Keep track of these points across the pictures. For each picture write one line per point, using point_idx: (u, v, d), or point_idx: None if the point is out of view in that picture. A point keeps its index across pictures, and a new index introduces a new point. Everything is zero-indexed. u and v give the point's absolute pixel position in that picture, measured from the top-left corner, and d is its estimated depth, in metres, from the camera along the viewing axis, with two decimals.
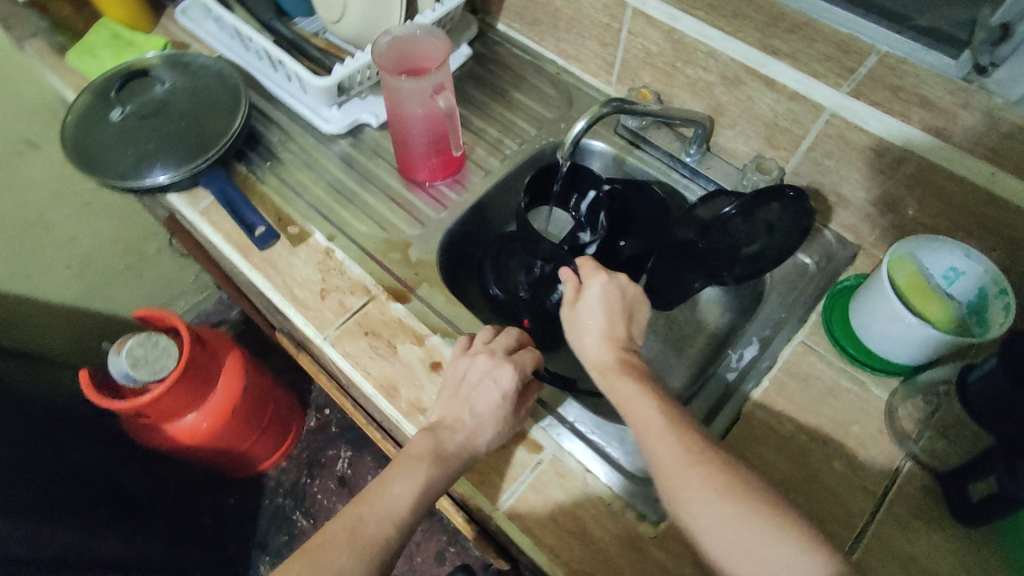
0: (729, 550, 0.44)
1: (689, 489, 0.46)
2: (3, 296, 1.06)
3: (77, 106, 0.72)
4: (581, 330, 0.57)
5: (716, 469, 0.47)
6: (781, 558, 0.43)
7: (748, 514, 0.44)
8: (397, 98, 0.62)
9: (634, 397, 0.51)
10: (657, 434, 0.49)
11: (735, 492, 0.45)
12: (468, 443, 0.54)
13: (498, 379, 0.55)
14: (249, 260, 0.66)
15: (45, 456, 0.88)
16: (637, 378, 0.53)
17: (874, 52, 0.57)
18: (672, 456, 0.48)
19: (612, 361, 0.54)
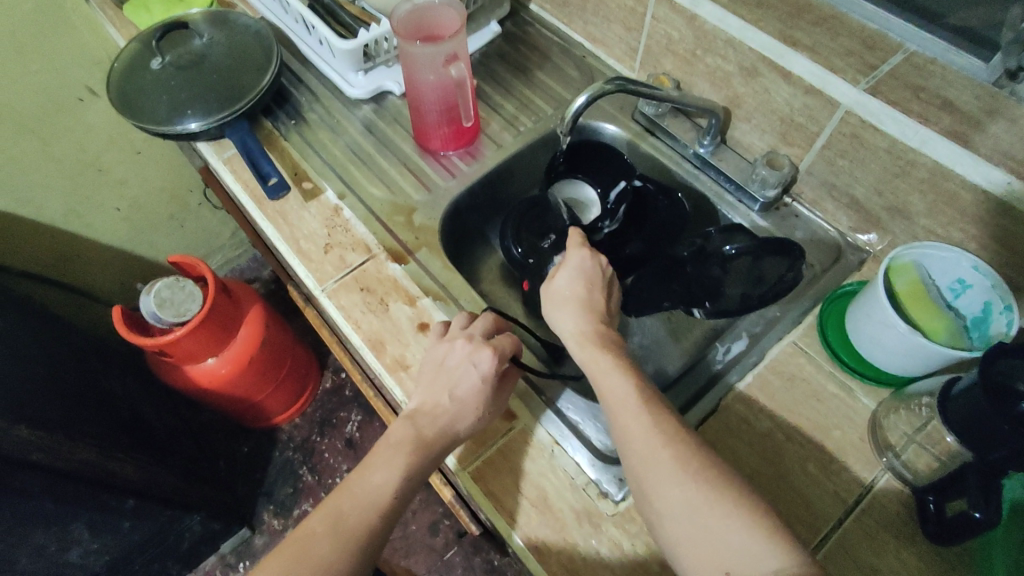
0: (688, 535, 0.42)
1: (656, 467, 0.45)
2: (55, 231, 1.14)
3: (124, 54, 0.77)
4: (559, 303, 0.57)
5: (685, 449, 0.45)
6: (742, 548, 0.40)
7: (714, 495, 0.42)
8: (411, 64, 0.65)
9: (609, 372, 0.51)
10: (629, 409, 0.48)
11: (703, 473, 0.43)
12: (449, 429, 0.52)
13: (478, 362, 0.54)
14: (262, 210, 0.69)
15: (77, 380, 0.96)
16: (616, 354, 0.52)
17: (902, 50, 0.56)
18: (641, 432, 0.46)
19: (590, 335, 0.54)
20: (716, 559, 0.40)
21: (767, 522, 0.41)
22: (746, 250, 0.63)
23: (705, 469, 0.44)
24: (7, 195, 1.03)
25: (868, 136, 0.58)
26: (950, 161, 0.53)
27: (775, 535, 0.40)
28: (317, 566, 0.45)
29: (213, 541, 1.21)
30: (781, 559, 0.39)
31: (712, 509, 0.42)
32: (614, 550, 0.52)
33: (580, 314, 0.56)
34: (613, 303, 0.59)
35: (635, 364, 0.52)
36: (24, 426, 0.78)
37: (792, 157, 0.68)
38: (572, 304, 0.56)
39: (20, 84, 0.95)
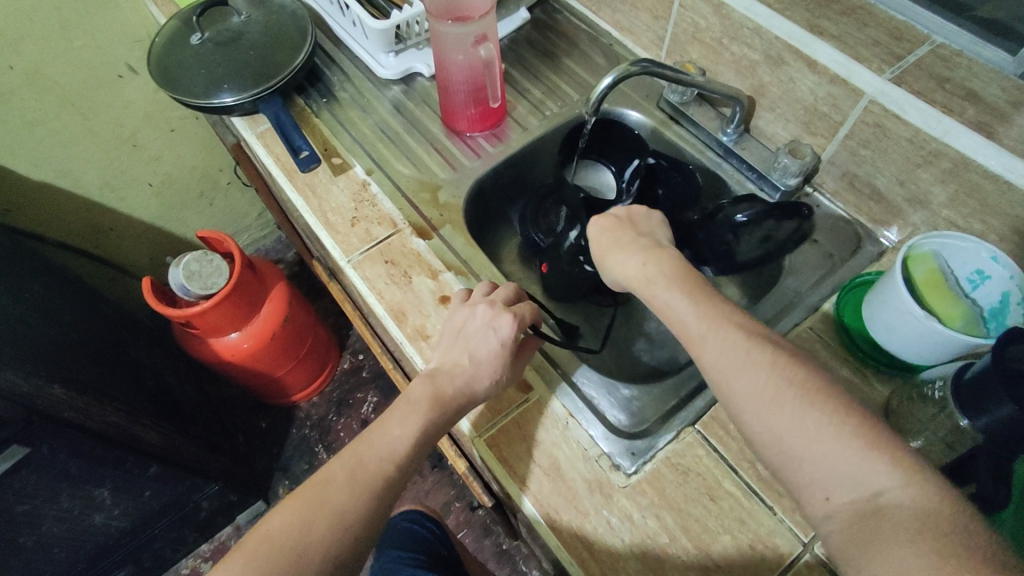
0: (786, 458, 0.40)
1: (736, 390, 0.42)
2: (90, 205, 1.18)
3: (165, 30, 0.79)
4: (604, 261, 0.57)
5: (766, 365, 0.41)
6: (840, 464, 0.37)
7: (804, 411, 0.39)
8: (441, 44, 0.67)
9: (665, 295, 0.49)
10: (699, 334, 0.46)
11: (788, 389, 0.40)
12: (467, 388, 0.54)
13: (497, 328, 0.55)
14: (292, 182, 0.71)
15: (107, 347, 0.99)
16: (674, 281, 0.50)
17: (928, 42, 0.57)
18: (718, 355, 0.43)
19: (646, 271, 0.52)
20: (812, 483, 0.38)
21: (862, 430, 0.38)
22: (757, 217, 0.63)
23: (791, 384, 0.40)
24: (47, 166, 1.07)
25: (891, 126, 0.59)
26: (973, 152, 0.54)
27: (874, 446, 0.37)
28: (336, 508, 0.47)
29: (229, 512, 1.25)
30: (883, 474, 0.36)
31: (801, 424, 0.39)
32: (623, 521, 0.53)
33: (631, 253, 0.54)
34: (661, 235, 0.57)
35: (702, 285, 0.49)
36: (57, 386, 0.81)
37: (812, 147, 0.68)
38: (612, 249, 0.56)
39: (64, 60, 0.98)
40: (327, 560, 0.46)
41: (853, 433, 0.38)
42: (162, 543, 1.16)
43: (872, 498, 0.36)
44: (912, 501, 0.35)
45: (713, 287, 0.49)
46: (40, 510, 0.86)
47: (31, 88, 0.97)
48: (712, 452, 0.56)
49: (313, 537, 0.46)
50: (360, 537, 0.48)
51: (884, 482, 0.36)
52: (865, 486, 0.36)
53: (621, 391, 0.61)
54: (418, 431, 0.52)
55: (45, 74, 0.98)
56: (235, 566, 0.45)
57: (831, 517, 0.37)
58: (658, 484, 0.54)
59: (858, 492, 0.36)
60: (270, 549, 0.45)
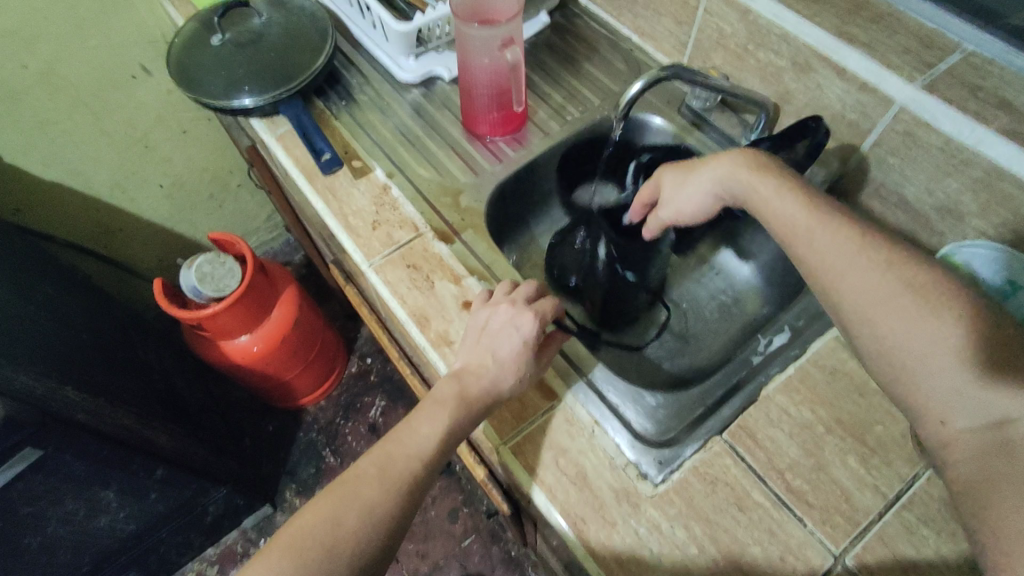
0: (905, 372, 0.42)
1: (850, 292, 0.45)
2: (99, 204, 1.17)
3: (184, 31, 0.79)
4: (684, 181, 0.60)
5: (884, 268, 0.44)
6: (959, 380, 0.39)
7: (923, 316, 0.41)
8: (467, 46, 0.67)
9: (771, 197, 0.52)
10: (810, 238, 0.48)
11: (907, 295, 0.43)
12: (493, 388, 0.53)
13: (519, 325, 0.55)
14: (313, 184, 0.71)
15: (117, 349, 0.98)
16: (779, 177, 0.53)
17: (959, 50, 0.56)
18: (831, 256, 0.47)
19: (746, 170, 0.54)
20: (932, 406, 0.40)
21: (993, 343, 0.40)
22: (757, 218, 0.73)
23: (911, 290, 0.43)
24: (58, 165, 1.06)
25: (922, 134, 0.58)
26: (1006, 161, 0.53)
27: (997, 369, 0.39)
28: (368, 503, 0.47)
29: (235, 516, 1.24)
30: (1010, 398, 0.37)
31: (916, 331, 0.41)
32: (651, 530, 0.52)
33: (712, 163, 0.57)
34: None
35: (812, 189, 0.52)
36: (71, 388, 0.81)
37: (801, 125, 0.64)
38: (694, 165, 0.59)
39: (78, 58, 0.98)
40: (362, 555, 0.46)
41: (978, 348, 0.39)
42: (167, 547, 1.15)
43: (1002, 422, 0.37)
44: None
45: (822, 192, 0.52)
46: (44, 513, 0.85)
47: (45, 87, 0.97)
48: (740, 462, 0.55)
49: (345, 528, 0.46)
50: (389, 534, 0.47)
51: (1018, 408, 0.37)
52: (993, 411, 0.38)
53: (647, 399, 0.60)
54: (452, 423, 0.51)
55: (60, 73, 0.97)
56: (269, 561, 0.44)
57: (951, 440, 0.39)
58: (687, 492, 0.54)
59: (985, 418, 0.38)
60: (303, 544, 0.45)
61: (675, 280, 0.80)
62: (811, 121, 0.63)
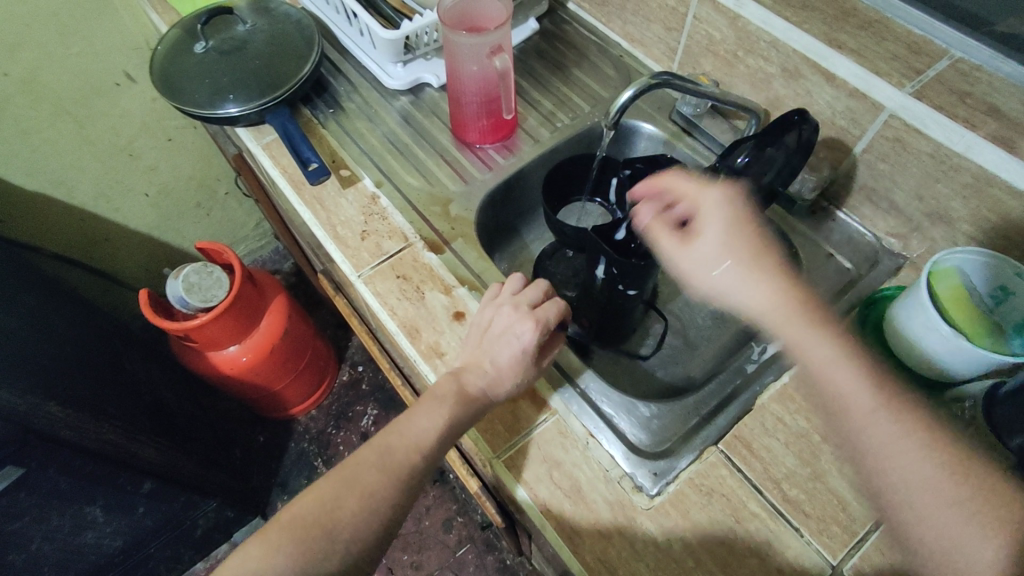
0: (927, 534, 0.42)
1: (889, 468, 0.44)
2: (83, 214, 1.15)
3: (167, 38, 0.78)
4: (721, 274, 0.56)
5: (926, 446, 0.44)
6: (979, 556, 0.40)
7: (947, 496, 0.42)
8: (455, 54, 0.66)
9: (818, 348, 0.49)
10: (857, 409, 0.46)
11: (941, 472, 0.43)
12: (487, 392, 0.53)
13: (519, 332, 0.54)
14: (300, 194, 0.69)
15: (103, 361, 0.96)
16: (825, 331, 0.50)
17: (948, 56, 0.53)
18: (878, 426, 0.45)
19: (788, 309, 0.52)
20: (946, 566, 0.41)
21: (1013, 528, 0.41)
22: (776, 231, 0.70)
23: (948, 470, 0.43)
24: (41, 175, 1.05)
25: (912, 140, 0.58)
26: (994, 166, 0.53)
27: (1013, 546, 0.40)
28: None
29: (226, 529, 1.22)
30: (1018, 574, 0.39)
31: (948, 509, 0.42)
32: (648, 544, 0.51)
33: (766, 281, 0.54)
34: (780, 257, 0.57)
35: (857, 350, 0.49)
36: (55, 404, 0.80)
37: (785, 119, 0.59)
38: (755, 271, 0.55)
39: (59, 66, 0.96)
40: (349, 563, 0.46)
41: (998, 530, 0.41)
42: (156, 562, 1.13)
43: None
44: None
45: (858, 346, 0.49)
46: (28, 532, 0.83)
47: (27, 96, 0.95)
48: (736, 473, 0.54)
49: None
50: None
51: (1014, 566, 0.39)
52: None
53: (641, 410, 0.60)
54: (445, 437, 0.50)
55: (40, 81, 0.95)
56: (268, 542, 0.47)
57: None
58: (682, 505, 0.53)
59: None
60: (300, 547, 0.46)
61: (668, 285, 0.79)
62: (793, 113, 0.59)
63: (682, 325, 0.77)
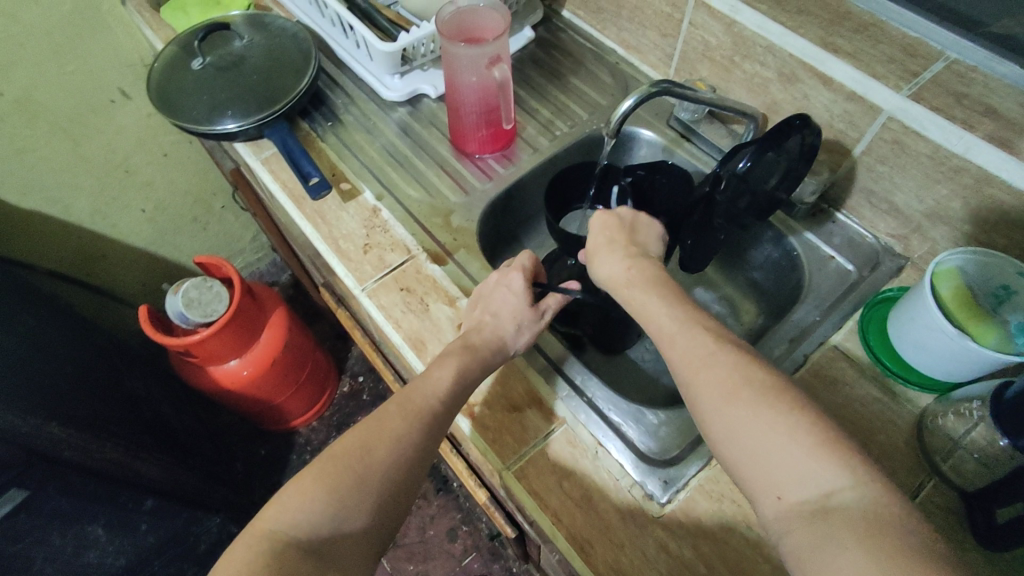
0: (743, 457, 0.40)
1: (700, 392, 0.43)
2: (80, 231, 1.15)
3: (163, 55, 0.78)
4: (590, 259, 0.57)
5: (734, 366, 0.43)
6: (792, 463, 0.38)
7: (755, 410, 0.40)
8: (454, 66, 0.66)
9: (646, 299, 0.50)
10: (670, 339, 0.47)
11: (749, 385, 0.41)
12: (495, 336, 0.56)
13: (508, 283, 0.59)
14: (301, 209, 0.69)
15: (103, 379, 0.96)
16: (655, 289, 0.51)
17: (942, 58, 0.53)
18: (687, 357, 0.45)
19: (630, 276, 0.53)
20: (768, 483, 0.38)
21: (825, 436, 0.38)
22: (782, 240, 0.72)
23: (757, 385, 0.41)
24: (36, 194, 1.04)
25: (910, 142, 0.59)
26: (994, 167, 0.53)
27: (824, 450, 0.37)
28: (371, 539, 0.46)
29: None
30: (829, 475, 0.36)
31: (757, 420, 0.40)
32: (660, 552, 0.51)
33: (616, 258, 0.55)
34: (653, 248, 0.57)
35: (689, 303, 0.49)
36: (56, 424, 0.79)
37: (779, 127, 0.59)
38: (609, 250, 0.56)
39: (53, 84, 0.95)
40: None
41: (809, 435, 0.38)
42: None
43: (820, 501, 0.36)
44: (861, 504, 0.35)
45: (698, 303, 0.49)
46: None
47: (21, 115, 0.95)
48: None
49: None
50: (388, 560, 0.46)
51: (834, 482, 0.36)
52: (817, 484, 0.37)
53: (649, 417, 0.59)
54: None
55: (35, 99, 0.95)
56: (304, 487, 0.44)
57: (783, 516, 0.37)
58: (692, 512, 0.53)
59: (811, 492, 0.37)
60: None
61: None
62: (794, 120, 0.58)
63: None
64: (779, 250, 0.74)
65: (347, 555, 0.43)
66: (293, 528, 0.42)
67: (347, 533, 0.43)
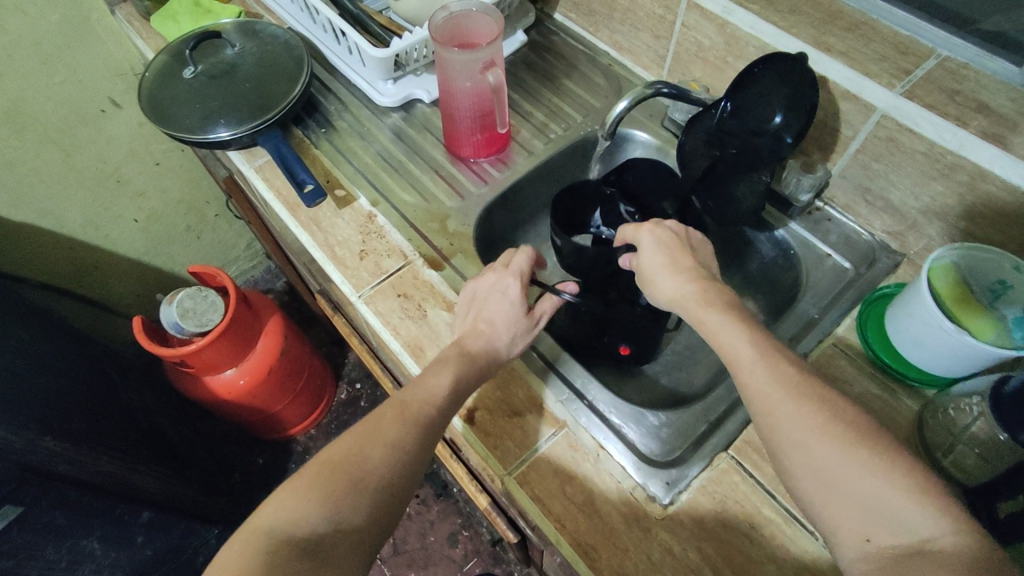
0: (828, 495, 0.38)
1: (781, 423, 0.41)
2: (73, 242, 1.14)
3: (155, 65, 0.77)
4: (648, 279, 0.54)
5: (818, 401, 0.41)
6: (883, 504, 0.36)
7: (842, 448, 0.38)
8: (448, 71, 0.66)
9: (716, 322, 0.47)
10: (744, 366, 0.44)
11: (837, 422, 0.39)
12: (490, 346, 0.56)
13: (505, 289, 0.58)
14: (297, 217, 0.69)
15: (98, 391, 0.95)
16: (726, 311, 0.48)
17: (935, 56, 0.53)
18: (766, 386, 0.42)
19: (700, 297, 0.50)
20: (855, 524, 0.37)
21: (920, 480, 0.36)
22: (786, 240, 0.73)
23: (843, 421, 0.39)
24: (26, 206, 1.03)
25: (905, 139, 0.59)
26: (990, 163, 0.53)
27: (917, 494, 0.36)
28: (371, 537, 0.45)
29: None
30: (922, 519, 0.35)
31: (845, 458, 0.38)
32: (665, 555, 0.51)
33: (682, 276, 0.51)
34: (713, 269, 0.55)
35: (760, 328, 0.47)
36: (51, 438, 0.79)
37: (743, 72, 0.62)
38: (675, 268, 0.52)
39: (42, 95, 0.95)
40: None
41: (899, 478, 0.36)
42: None
43: (914, 544, 0.35)
44: (959, 550, 0.33)
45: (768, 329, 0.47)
46: None
47: (10, 127, 0.94)
48: (748, 478, 0.54)
49: None
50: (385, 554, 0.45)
51: (930, 527, 0.35)
52: (909, 528, 0.35)
53: (649, 419, 0.59)
54: None
55: (24, 110, 0.94)
56: (297, 491, 0.44)
57: (869, 558, 0.36)
58: (696, 514, 0.53)
59: (902, 536, 0.35)
60: None
61: None
62: (756, 64, 0.61)
63: (685, 328, 0.76)
64: (776, 248, 0.74)
65: (349, 555, 0.42)
66: (292, 527, 0.42)
67: (349, 528, 0.43)
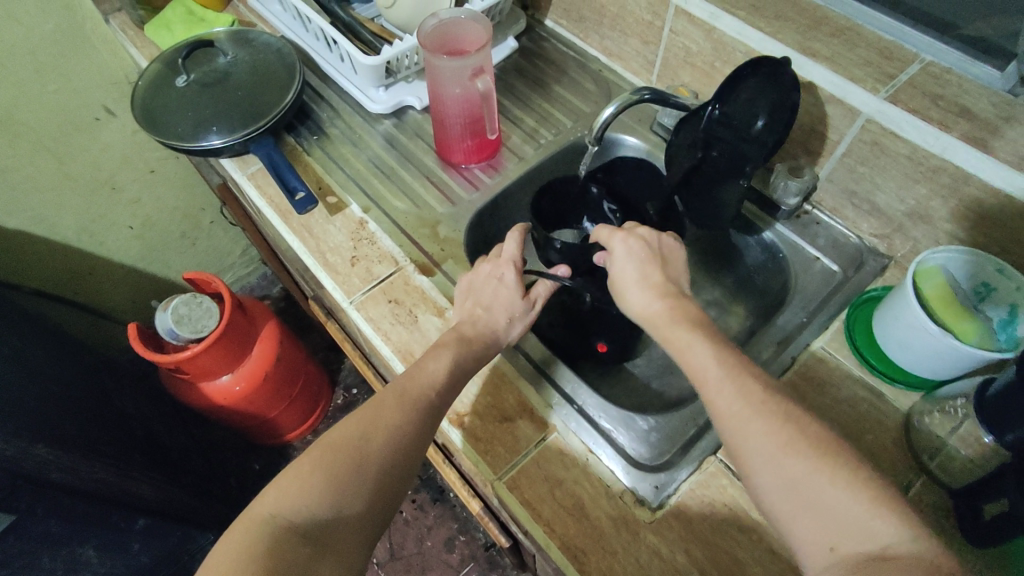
0: (795, 508, 0.38)
1: (748, 439, 0.41)
2: (69, 249, 1.14)
3: (148, 73, 0.78)
4: (620, 291, 0.54)
5: (783, 417, 0.41)
6: (847, 517, 0.36)
7: (807, 462, 0.38)
8: (436, 77, 0.67)
9: (686, 337, 0.47)
10: (711, 382, 0.44)
11: (802, 437, 0.39)
12: (488, 330, 0.57)
13: (502, 276, 0.60)
14: (288, 224, 0.69)
15: (94, 398, 0.95)
16: (695, 326, 0.48)
17: (918, 60, 0.55)
18: (733, 403, 0.42)
19: (669, 312, 0.50)
20: (820, 535, 0.37)
21: (881, 493, 0.37)
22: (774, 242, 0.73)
23: (809, 435, 0.39)
24: (22, 214, 1.04)
25: (889, 143, 0.59)
26: (974, 167, 0.54)
27: (878, 506, 0.36)
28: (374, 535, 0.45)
29: None
30: (886, 530, 0.35)
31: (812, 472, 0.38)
32: (653, 558, 0.51)
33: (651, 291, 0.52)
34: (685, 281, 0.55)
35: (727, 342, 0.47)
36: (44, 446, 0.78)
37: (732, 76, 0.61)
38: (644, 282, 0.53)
39: (37, 104, 0.95)
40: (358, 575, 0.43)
41: (863, 492, 0.37)
42: None
43: (877, 553, 0.35)
44: (924, 558, 0.34)
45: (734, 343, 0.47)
46: None
47: (5, 135, 0.95)
48: (736, 482, 0.54)
49: None
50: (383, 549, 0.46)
51: (892, 536, 0.35)
52: (874, 538, 0.35)
53: (639, 423, 0.59)
54: None
55: (18, 119, 0.95)
56: (301, 476, 0.44)
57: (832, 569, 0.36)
58: (684, 518, 0.53)
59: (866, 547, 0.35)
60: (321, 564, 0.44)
61: None
62: (744, 67, 0.60)
63: None
64: (765, 252, 0.75)
65: (354, 555, 0.43)
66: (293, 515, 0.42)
67: (345, 522, 0.43)
